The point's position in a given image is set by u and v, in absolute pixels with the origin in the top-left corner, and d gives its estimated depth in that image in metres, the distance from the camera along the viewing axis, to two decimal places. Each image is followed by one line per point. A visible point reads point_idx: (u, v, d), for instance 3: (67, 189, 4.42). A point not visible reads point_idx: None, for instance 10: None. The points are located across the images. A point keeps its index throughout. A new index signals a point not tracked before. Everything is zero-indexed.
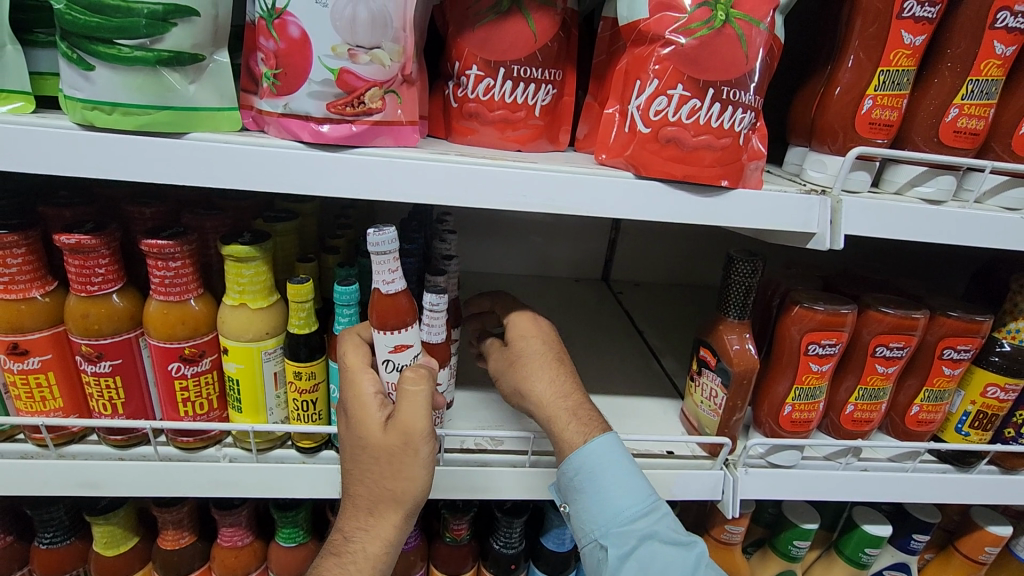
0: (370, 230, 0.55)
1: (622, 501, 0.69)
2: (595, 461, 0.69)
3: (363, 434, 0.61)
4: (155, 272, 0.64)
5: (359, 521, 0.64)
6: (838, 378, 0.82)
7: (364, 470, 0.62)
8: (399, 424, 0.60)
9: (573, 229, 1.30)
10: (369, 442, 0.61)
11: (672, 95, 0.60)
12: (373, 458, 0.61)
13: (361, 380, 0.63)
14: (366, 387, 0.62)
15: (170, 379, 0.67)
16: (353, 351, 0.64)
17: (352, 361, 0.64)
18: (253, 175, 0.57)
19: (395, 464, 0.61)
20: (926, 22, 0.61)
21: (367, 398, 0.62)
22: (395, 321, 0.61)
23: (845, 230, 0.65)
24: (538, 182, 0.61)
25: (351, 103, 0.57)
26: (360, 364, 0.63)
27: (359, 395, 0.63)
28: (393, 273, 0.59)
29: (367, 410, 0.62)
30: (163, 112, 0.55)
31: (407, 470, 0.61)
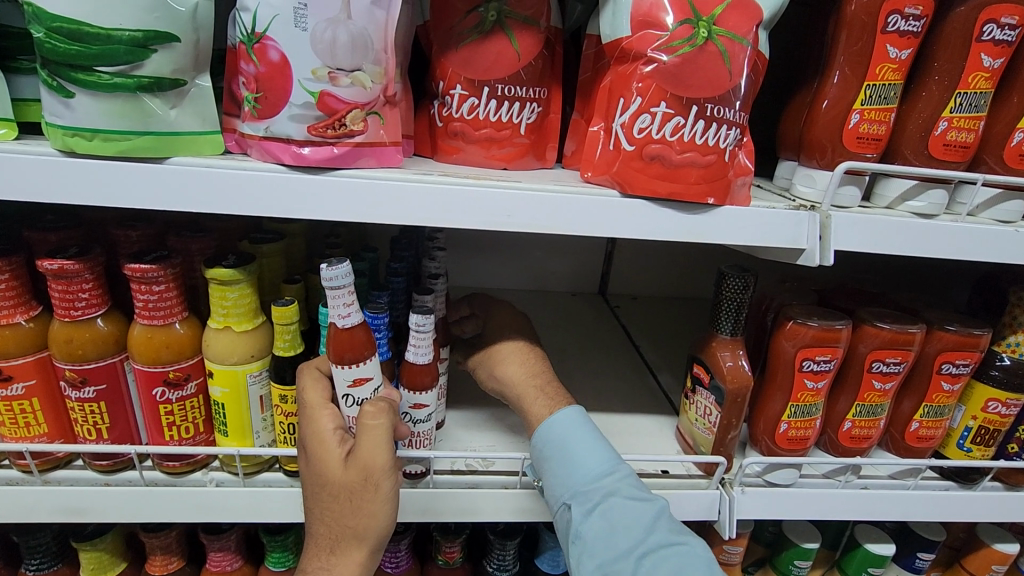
0: (323, 264, 0.55)
1: (586, 459, 0.69)
2: (559, 428, 0.71)
3: (323, 470, 0.61)
4: (139, 296, 0.63)
5: (321, 561, 0.63)
6: (834, 393, 0.81)
7: (324, 507, 0.62)
8: (359, 460, 0.60)
9: (568, 244, 1.29)
10: (330, 481, 0.61)
11: (656, 113, 0.59)
12: (333, 495, 0.61)
13: (321, 417, 0.63)
14: (326, 423, 0.63)
15: (155, 403, 0.67)
16: (312, 387, 0.65)
17: (311, 397, 0.64)
18: (235, 199, 0.56)
19: (355, 499, 0.61)
20: (911, 36, 0.60)
21: (328, 435, 0.62)
22: (354, 355, 0.61)
23: (835, 246, 0.64)
24: (522, 201, 0.60)
25: (332, 126, 0.57)
26: (320, 401, 0.64)
27: (319, 430, 0.63)
28: (349, 306, 0.59)
29: (327, 447, 0.62)
30: (144, 138, 0.55)
31: (368, 503, 0.61)
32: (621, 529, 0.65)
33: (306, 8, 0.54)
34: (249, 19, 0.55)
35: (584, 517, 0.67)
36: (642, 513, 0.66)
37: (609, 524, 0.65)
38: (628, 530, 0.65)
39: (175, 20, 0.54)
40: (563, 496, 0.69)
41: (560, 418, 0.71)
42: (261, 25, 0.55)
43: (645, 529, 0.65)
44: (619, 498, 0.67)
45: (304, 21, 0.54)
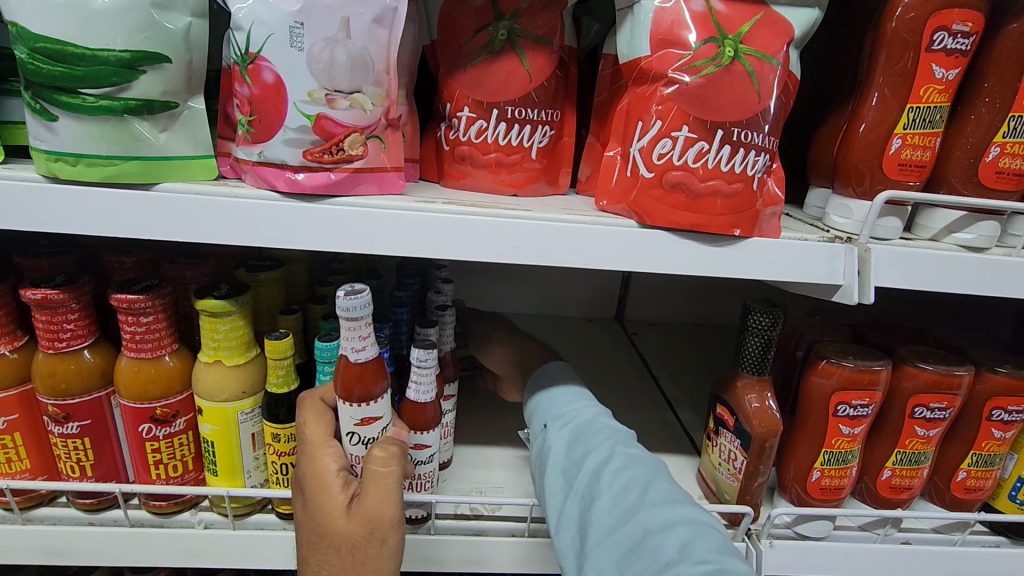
0: (341, 291, 0.50)
1: (567, 391, 0.74)
2: (549, 375, 0.78)
3: (324, 519, 0.56)
4: (127, 327, 0.60)
5: None
6: (872, 438, 0.74)
7: (322, 557, 0.56)
8: (365, 511, 0.56)
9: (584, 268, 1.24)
10: (334, 533, 0.56)
11: (677, 137, 0.55)
12: (334, 548, 0.56)
13: (323, 457, 0.58)
14: (328, 464, 0.57)
15: (141, 441, 0.63)
16: (314, 422, 0.59)
17: (313, 434, 0.59)
18: (225, 229, 0.53)
19: (357, 554, 0.56)
20: (959, 54, 0.55)
21: (331, 478, 0.57)
22: (368, 393, 0.56)
23: (875, 283, 0.58)
24: (532, 232, 0.56)
25: (328, 150, 0.53)
26: (323, 437, 0.59)
27: (320, 470, 0.57)
28: (365, 339, 0.54)
29: (329, 491, 0.57)
30: (131, 163, 0.52)
31: (372, 552, 0.56)
32: (582, 438, 0.66)
33: (303, 27, 0.51)
34: (243, 39, 0.52)
35: (555, 432, 0.69)
36: (603, 428, 0.67)
37: (576, 438, 0.66)
38: (588, 438, 0.65)
39: (165, 39, 0.51)
40: (545, 418, 0.72)
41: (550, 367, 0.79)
42: (255, 45, 0.51)
43: (602, 438, 0.65)
44: (585, 419, 0.68)
45: (300, 41, 0.51)
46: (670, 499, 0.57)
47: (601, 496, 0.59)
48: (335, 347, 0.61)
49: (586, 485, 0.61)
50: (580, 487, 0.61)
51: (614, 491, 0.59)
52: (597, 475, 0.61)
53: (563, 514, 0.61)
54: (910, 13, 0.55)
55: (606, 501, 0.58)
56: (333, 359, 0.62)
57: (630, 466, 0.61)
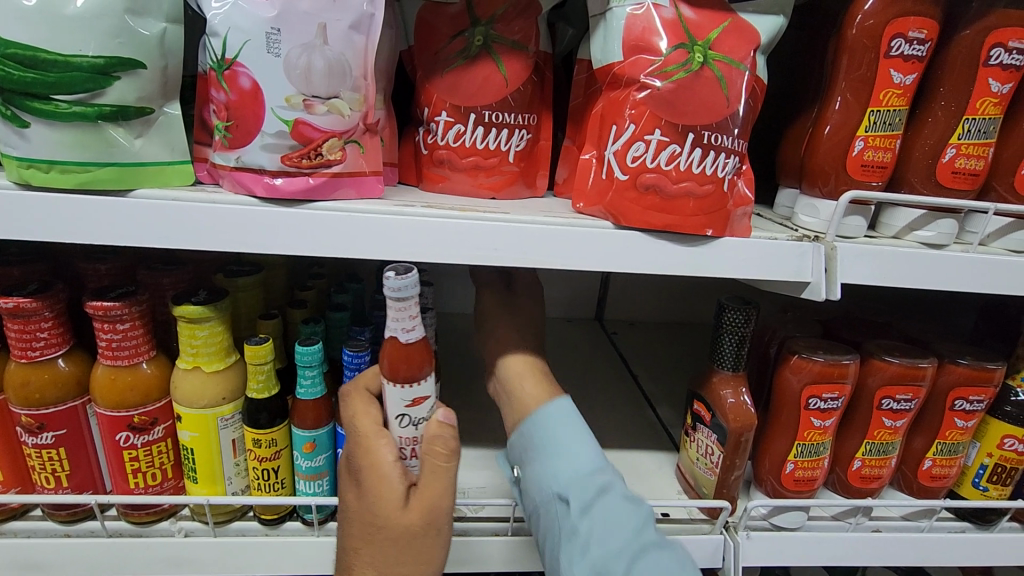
0: (391, 271, 0.48)
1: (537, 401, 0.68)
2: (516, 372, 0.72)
3: (380, 510, 0.53)
4: (102, 335, 0.59)
5: None
6: (842, 430, 0.77)
7: (376, 549, 0.53)
8: (423, 502, 0.53)
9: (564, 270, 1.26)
10: (389, 524, 0.52)
11: (650, 140, 0.56)
12: (388, 540, 0.52)
13: (378, 447, 0.55)
14: (383, 453, 0.54)
15: (119, 449, 0.62)
16: (363, 413, 0.57)
17: (363, 426, 0.56)
18: (202, 234, 0.53)
19: (414, 544, 0.53)
20: (916, 60, 0.58)
21: (388, 468, 0.54)
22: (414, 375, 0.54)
23: (841, 280, 0.60)
24: (511, 234, 0.57)
25: (307, 155, 0.54)
26: (373, 428, 0.56)
27: (372, 458, 0.54)
28: (415, 320, 0.52)
29: (386, 481, 0.53)
30: (105, 169, 0.51)
31: (427, 543, 0.54)
32: (552, 478, 0.63)
33: (280, 33, 0.51)
34: (219, 45, 0.52)
35: (527, 461, 0.66)
36: (575, 462, 0.64)
37: (546, 472, 0.64)
38: (558, 479, 0.63)
39: (140, 45, 0.51)
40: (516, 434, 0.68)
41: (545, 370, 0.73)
42: (231, 51, 0.52)
43: (575, 481, 0.63)
44: (553, 447, 0.65)
45: (277, 47, 0.51)
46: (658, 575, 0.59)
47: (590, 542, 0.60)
48: (316, 351, 0.61)
49: (563, 536, 0.62)
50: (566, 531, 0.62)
51: (594, 560, 0.60)
52: (573, 530, 0.61)
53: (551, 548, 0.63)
54: (869, 21, 0.57)
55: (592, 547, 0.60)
56: (314, 363, 0.62)
57: (610, 530, 0.60)
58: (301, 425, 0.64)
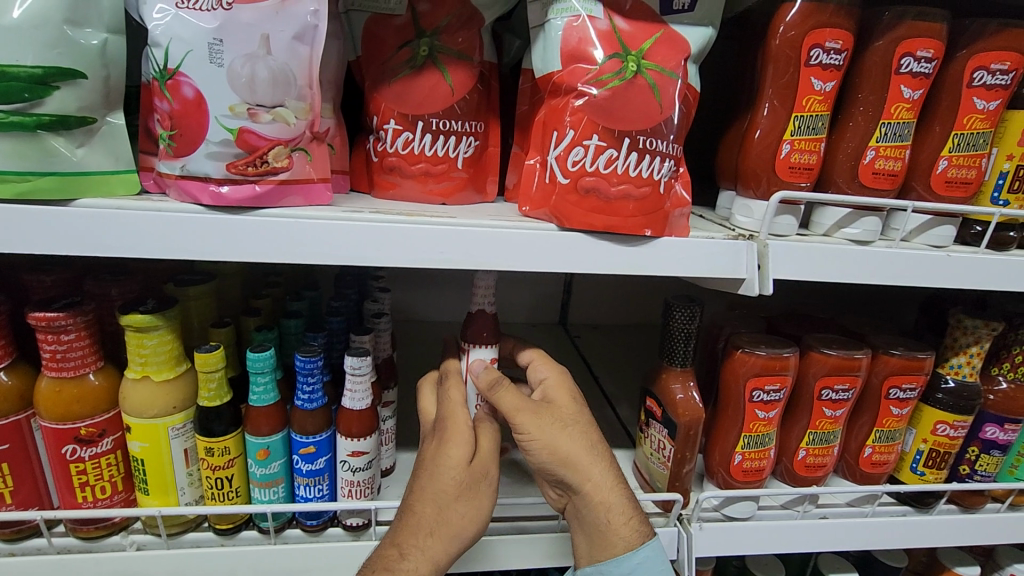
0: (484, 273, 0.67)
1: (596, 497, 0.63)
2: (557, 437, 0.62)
3: (445, 454, 0.60)
4: (46, 347, 0.59)
5: (417, 540, 0.58)
6: (787, 421, 0.80)
7: (438, 490, 0.59)
8: (481, 456, 0.62)
9: (526, 275, 1.28)
10: (453, 464, 0.60)
11: (588, 146, 0.59)
12: (451, 479, 0.60)
13: (455, 408, 0.63)
14: (464, 416, 0.63)
15: (65, 463, 0.61)
16: (454, 391, 0.64)
17: (452, 399, 0.64)
18: (147, 242, 0.53)
19: (469, 491, 0.60)
20: (834, 68, 0.61)
21: (463, 423, 0.62)
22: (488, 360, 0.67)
23: (774, 275, 0.63)
24: (457, 238, 0.58)
25: (252, 163, 0.55)
26: (458, 400, 0.64)
27: (456, 417, 0.63)
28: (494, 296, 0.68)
29: (458, 432, 0.62)
30: (46, 178, 0.51)
31: (479, 492, 0.61)
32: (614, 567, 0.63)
33: (222, 44, 0.52)
34: (161, 55, 0.53)
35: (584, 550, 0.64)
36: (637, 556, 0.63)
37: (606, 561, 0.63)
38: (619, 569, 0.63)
39: (80, 55, 0.51)
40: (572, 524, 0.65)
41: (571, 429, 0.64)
42: (173, 61, 0.52)
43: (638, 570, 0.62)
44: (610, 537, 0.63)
45: (220, 57, 0.52)
46: None
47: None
48: (268, 358, 0.62)
49: None
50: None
51: None
52: None
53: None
54: (791, 31, 0.61)
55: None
56: (266, 369, 0.63)
57: None
58: (255, 432, 0.64)
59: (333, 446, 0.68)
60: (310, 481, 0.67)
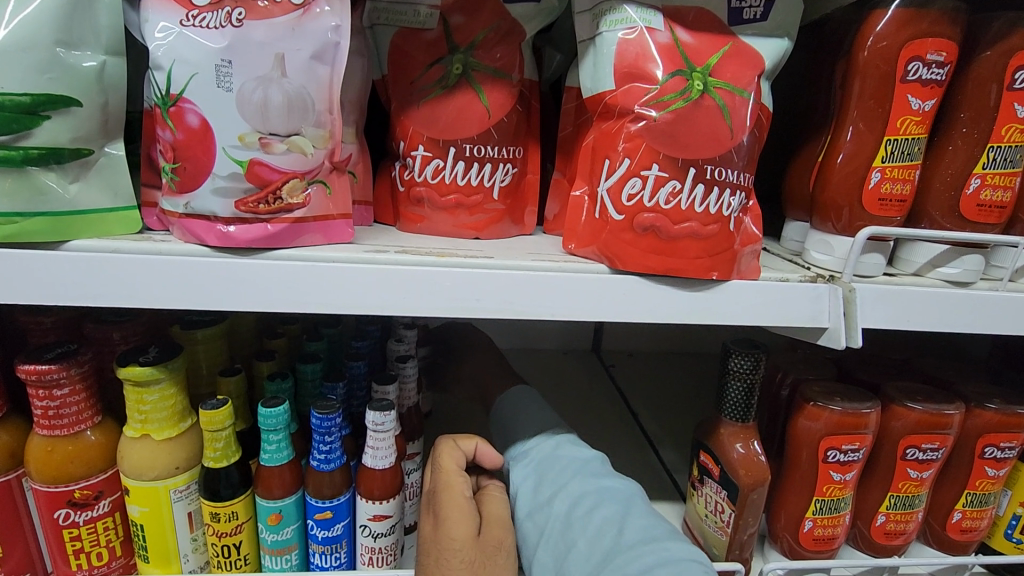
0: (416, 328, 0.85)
1: (536, 422, 0.71)
2: (510, 406, 0.75)
3: (447, 530, 0.53)
4: (37, 402, 0.53)
5: None
6: (863, 480, 0.70)
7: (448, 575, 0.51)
8: (489, 530, 0.55)
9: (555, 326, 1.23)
10: (459, 541, 0.53)
11: (647, 176, 0.51)
12: (461, 559, 0.52)
13: (456, 482, 0.57)
14: (462, 484, 0.57)
15: (58, 529, 0.55)
16: (448, 456, 0.60)
17: (447, 469, 0.59)
18: (143, 290, 0.47)
19: (485, 568, 0.52)
20: (935, 84, 0.53)
21: (461, 493, 0.56)
22: (495, 453, 0.62)
23: (862, 324, 0.54)
24: (495, 281, 0.51)
25: (264, 199, 0.48)
26: (456, 467, 0.59)
27: (454, 488, 0.57)
28: None
29: (457, 502, 0.56)
30: (35, 220, 0.45)
31: (497, 568, 0.53)
32: (549, 476, 0.62)
33: (231, 65, 0.46)
34: (163, 79, 0.47)
35: (519, 471, 0.65)
36: (569, 459, 0.64)
37: (541, 476, 0.63)
38: (556, 475, 0.62)
39: (73, 81, 0.46)
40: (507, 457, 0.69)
41: (512, 396, 0.76)
42: (176, 86, 0.46)
43: (571, 472, 0.62)
44: (549, 453, 0.65)
45: (228, 80, 0.46)
46: (647, 538, 0.53)
47: (577, 541, 0.55)
48: (281, 414, 0.55)
49: (560, 525, 0.57)
50: (547, 524, 0.58)
51: (589, 533, 0.55)
52: (569, 518, 0.57)
53: (518, 489, 0.63)
54: (882, 42, 0.52)
55: (582, 546, 0.54)
56: (279, 427, 0.56)
57: (603, 505, 0.57)
58: (267, 495, 0.57)
59: (352, 509, 0.60)
60: (326, 549, 0.60)
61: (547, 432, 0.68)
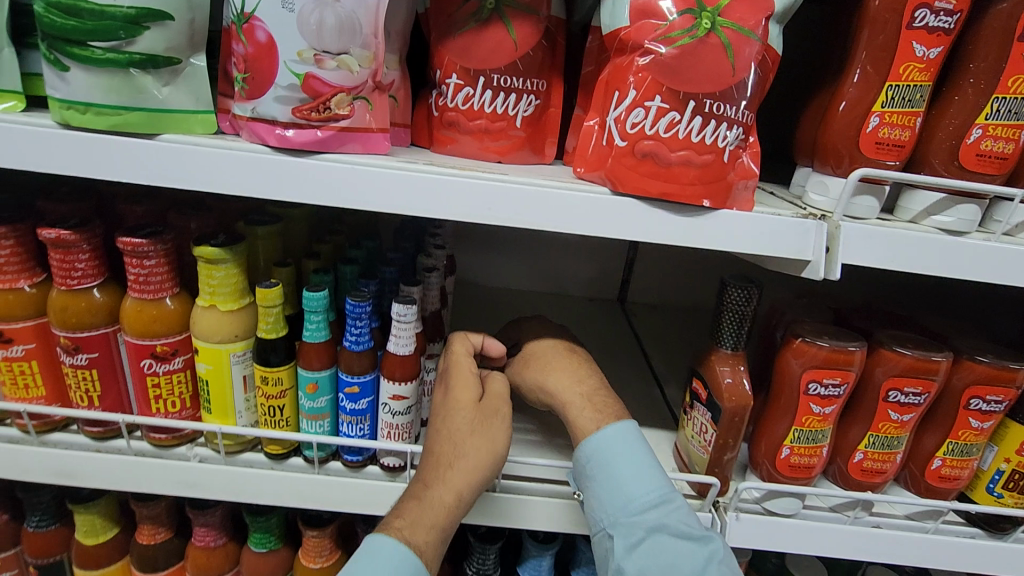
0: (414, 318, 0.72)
1: (641, 486, 0.63)
2: (607, 448, 0.64)
3: (454, 397, 0.67)
4: (131, 269, 0.65)
5: (438, 471, 0.62)
6: (846, 418, 0.75)
7: (452, 428, 0.64)
8: (490, 398, 0.68)
9: (584, 271, 1.29)
10: (462, 402, 0.66)
11: (650, 107, 0.56)
12: (462, 413, 0.65)
13: (462, 362, 0.70)
14: (467, 364, 0.70)
15: (143, 375, 0.68)
16: (459, 344, 0.72)
17: (458, 352, 0.71)
18: (218, 178, 0.57)
19: (482, 426, 0.65)
20: (942, 33, 0.55)
21: (467, 371, 0.69)
22: (500, 345, 0.74)
23: (843, 259, 0.59)
24: (507, 195, 0.58)
25: (316, 108, 0.57)
26: (464, 352, 0.71)
27: (461, 365, 0.70)
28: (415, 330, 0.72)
29: (463, 377, 0.68)
30: (137, 113, 0.56)
31: (492, 427, 0.65)
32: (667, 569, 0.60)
33: None
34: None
35: (625, 551, 0.62)
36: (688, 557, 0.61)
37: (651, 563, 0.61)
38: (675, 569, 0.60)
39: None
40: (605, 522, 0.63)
41: (607, 435, 0.65)
42: (249, 5, 0.55)
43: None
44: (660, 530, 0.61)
45: (291, 3, 0.54)
46: None
47: None
48: (323, 298, 0.65)
49: None
50: None
51: None
52: None
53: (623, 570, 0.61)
54: None
55: None
56: (319, 309, 0.66)
57: None
58: (307, 366, 0.68)
59: (376, 388, 0.71)
60: (353, 419, 0.71)
61: (659, 503, 0.62)
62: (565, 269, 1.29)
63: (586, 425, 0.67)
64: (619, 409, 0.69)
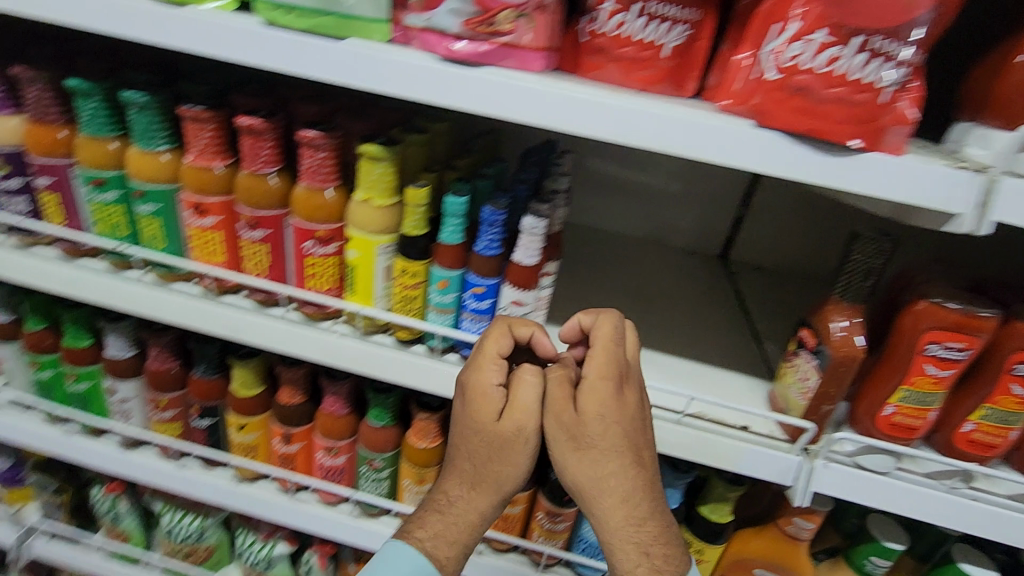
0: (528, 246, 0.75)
1: None
2: None
3: (475, 420, 0.71)
4: (306, 158, 0.75)
5: (461, 489, 0.74)
6: (961, 388, 0.73)
7: (469, 454, 0.72)
8: (513, 416, 0.70)
9: (689, 222, 1.26)
10: (486, 430, 0.70)
11: (812, 40, 0.55)
12: (484, 442, 0.71)
13: (486, 372, 0.71)
14: (490, 372, 0.71)
15: (304, 254, 0.79)
16: (495, 342, 0.71)
17: (487, 348, 0.71)
18: (392, 82, 0.64)
19: (505, 444, 0.70)
20: None
21: (490, 389, 0.70)
22: (545, 343, 0.72)
23: (995, 216, 0.58)
24: (651, 118, 0.61)
25: (484, 22, 0.61)
26: (493, 353, 0.71)
27: (484, 369, 0.71)
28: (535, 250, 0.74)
29: (486, 404, 0.70)
30: (330, 17, 0.64)
31: (514, 452, 0.71)
32: None
33: None
34: None
35: None
36: None
37: None
38: None
39: None
40: None
41: None
42: None
43: None
44: None
45: None
46: None
47: None
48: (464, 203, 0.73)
49: None
50: None
51: None
52: None
53: None
54: None
55: None
56: (459, 213, 0.73)
57: None
58: (441, 265, 0.76)
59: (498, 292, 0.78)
60: (475, 317, 0.79)
61: None
62: (669, 218, 1.26)
63: (614, 519, 0.69)
64: (676, 563, 0.71)
